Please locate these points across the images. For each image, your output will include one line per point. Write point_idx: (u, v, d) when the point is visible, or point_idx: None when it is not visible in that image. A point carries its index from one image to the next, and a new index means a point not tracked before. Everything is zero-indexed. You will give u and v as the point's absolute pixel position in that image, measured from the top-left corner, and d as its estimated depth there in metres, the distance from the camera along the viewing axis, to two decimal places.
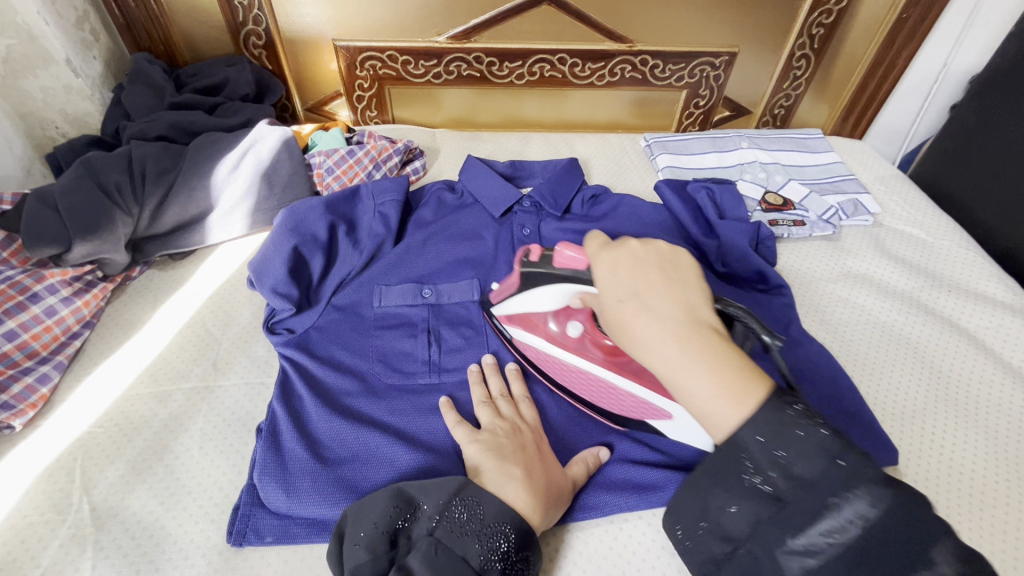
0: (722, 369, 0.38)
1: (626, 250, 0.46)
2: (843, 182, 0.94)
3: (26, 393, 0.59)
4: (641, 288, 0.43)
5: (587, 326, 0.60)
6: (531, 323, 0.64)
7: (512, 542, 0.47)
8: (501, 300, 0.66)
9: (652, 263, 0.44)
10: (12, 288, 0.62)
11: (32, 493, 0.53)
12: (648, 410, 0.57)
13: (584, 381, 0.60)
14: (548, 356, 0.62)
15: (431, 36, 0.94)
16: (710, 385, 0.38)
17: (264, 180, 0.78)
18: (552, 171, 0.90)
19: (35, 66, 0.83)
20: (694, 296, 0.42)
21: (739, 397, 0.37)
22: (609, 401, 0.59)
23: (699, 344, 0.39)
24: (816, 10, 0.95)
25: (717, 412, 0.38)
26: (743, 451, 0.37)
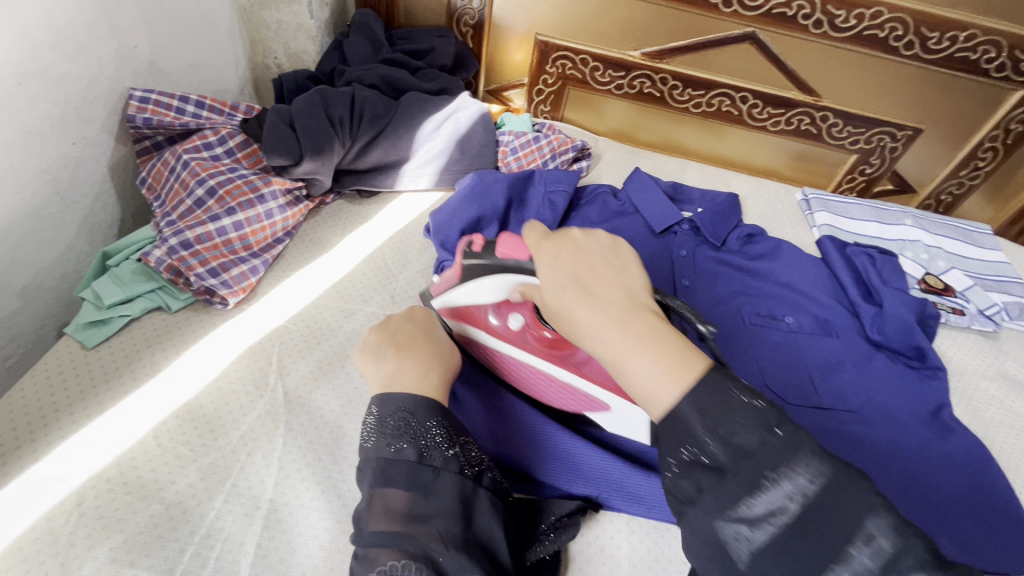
0: (662, 350, 0.40)
1: (567, 241, 0.47)
2: (1009, 284, 0.91)
3: (239, 279, 0.65)
4: (587, 270, 0.45)
5: (528, 321, 0.61)
6: (472, 316, 0.63)
7: (411, 416, 0.48)
8: (440, 292, 0.65)
9: (597, 253, 0.46)
10: (246, 186, 0.71)
11: (238, 366, 0.59)
12: (583, 400, 0.60)
13: (525, 373, 0.62)
14: (486, 346, 0.63)
15: (627, 49, 0.98)
16: (652, 363, 0.39)
17: (457, 146, 0.84)
18: (713, 201, 0.92)
19: (281, 2, 0.94)
20: (632, 280, 0.45)
21: (676, 373, 0.39)
22: (549, 392, 0.62)
23: (640, 327, 0.41)
24: (1022, 106, 0.93)
25: (661, 389, 0.39)
26: (684, 431, 0.38)
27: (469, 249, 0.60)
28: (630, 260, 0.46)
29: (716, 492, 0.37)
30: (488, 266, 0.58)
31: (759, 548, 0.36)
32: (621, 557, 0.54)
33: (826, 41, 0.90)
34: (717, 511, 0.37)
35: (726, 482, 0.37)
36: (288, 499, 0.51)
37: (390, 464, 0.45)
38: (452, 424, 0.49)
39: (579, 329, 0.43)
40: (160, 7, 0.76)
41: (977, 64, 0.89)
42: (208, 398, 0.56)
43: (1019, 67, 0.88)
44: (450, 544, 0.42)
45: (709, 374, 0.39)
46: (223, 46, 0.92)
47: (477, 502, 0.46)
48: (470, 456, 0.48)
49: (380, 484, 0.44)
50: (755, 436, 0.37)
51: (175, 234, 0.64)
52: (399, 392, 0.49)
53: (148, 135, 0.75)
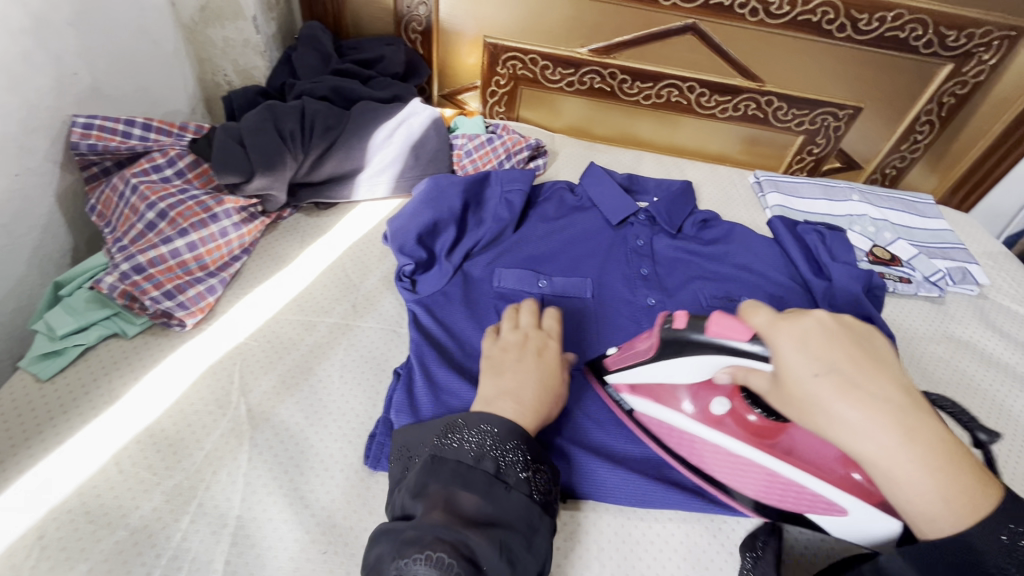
0: (951, 473, 0.39)
1: (812, 320, 0.44)
2: (952, 250, 0.95)
3: (196, 299, 0.65)
4: (843, 364, 0.41)
5: (732, 404, 0.57)
6: (663, 396, 0.60)
7: (499, 436, 0.50)
8: (620, 366, 0.61)
9: (845, 338, 0.42)
10: (197, 206, 0.70)
11: (198, 387, 0.59)
12: (806, 499, 0.55)
13: (723, 459, 0.58)
14: (676, 429, 0.60)
15: (574, 47, 1.00)
16: (935, 486, 0.38)
17: (412, 152, 0.85)
18: (667, 190, 0.94)
19: (225, 19, 0.93)
20: (903, 374, 0.42)
21: (969, 503, 0.38)
22: (744, 481, 0.57)
23: (924, 438, 0.39)
24: (952, 79, 0.97)
25: (932, 512, 0.39)
26: (946, 558, 0.37)
27: (669, 320, 0.57)
28: (891, 354, 0.42)
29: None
30: (696, 344, 0.54)
31: None
32: (588, 541, 0.56)
33: (763, 28, 0.93)
34: None
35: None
36: (255, 514, 0.51)
37: (468, 470, 0.48)
38: (531, 449, 0.51)
39: (836, 422, 0.40)
40: (99, 32, 0.76)
41: (907, 42, 0.92)
42: (170, 421, 0.56)
43: (946, 42, 0.92)
44: (502, 556, 0.45)
45: (1000, 506, 0.38)
46: (169, 68, 0.91)
47: (541, 528, 0.48)
48: (541, 483, 0.50)
49: (455, 484, 0.47)
50: None
51: (127, 258, 0.63)
52: (486, 412, 0.52)
53: (95, 160, 0.74)
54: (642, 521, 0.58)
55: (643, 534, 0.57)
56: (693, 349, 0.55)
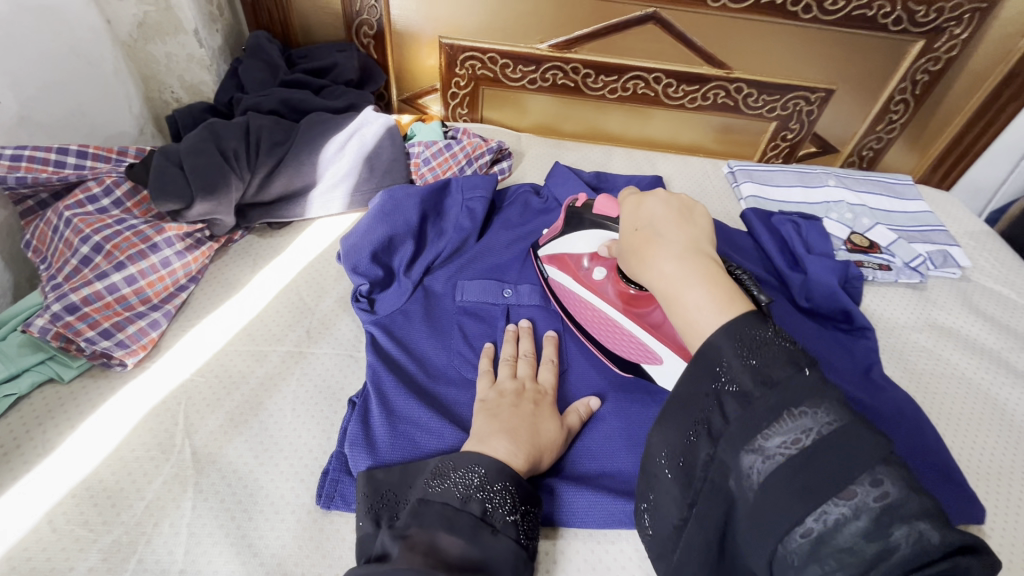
0: (717, 288, 0.42)
1: (656, 197, 0.48)
2: (933, 233, 0.93)
3: (138, 335, 0.62)
4: (657, 221, 0.46)
5: (610, 274, 0.67)
6: (565, 263, 0.71)
7: (485, 476, 0.49)
8: (544, 242, 0.75)
9: (675, 206, 0.47)
10: (135, 236, 0.67)
11: (140, 431, 0.56)
12: (640, 350, 0.63)
13: (596, 318, 0.67)
14: (568, 292, 0.70)
15: (534, 43, 0.97)
16: (709, 293, 0.41)
17: (365, 163, 0.81)
18: (636, 187, 0.91)
19: (165, 33, 0.89)
20: (704, 237, 0.46)
21: (730, 306, 0.41)
22: (612, 340, 0.65)
23: (699, 268, 0.42)
24: (924, 56, 0.93)
25: (703, 320, 0.41)
26: (717, 357, 0.39)
27: (572, 205, 0.74)
28: (704, 219, 0.46)
29: (750, 420, 0.37)
30: (588, 221, 0.70)
31: (766, 479, 0.35)
32: (559, 575, 0.53)
33: (726, 13, 0.89)
34: (740, 439, 0.37)
35: (754, 412, 0.37)
36: (199, 567, 0.48)
37: (455, 513, 0.47)
38: (519, 489, 0.50)
39: (641, 268, 0.45)
40: (24, 58, 0.72)
41: (875, 20, 0.89)
42: (109, 470, 0.53)
43: (916, 18, 0.89)
44: None
45: (748, 315, 0.39)
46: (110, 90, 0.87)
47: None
48: (529, 525, 0.49)
49: (440, 527, 0.45)
50: (783, 372, 0.37)
51: (59, 298, 0.60)
52: (471, 450, 0.51)
53: (29, 194, 0.70)
54: (614, 546, 0.55)
55: (614, 557, 0.54)
56: (583, 227, 0.71)
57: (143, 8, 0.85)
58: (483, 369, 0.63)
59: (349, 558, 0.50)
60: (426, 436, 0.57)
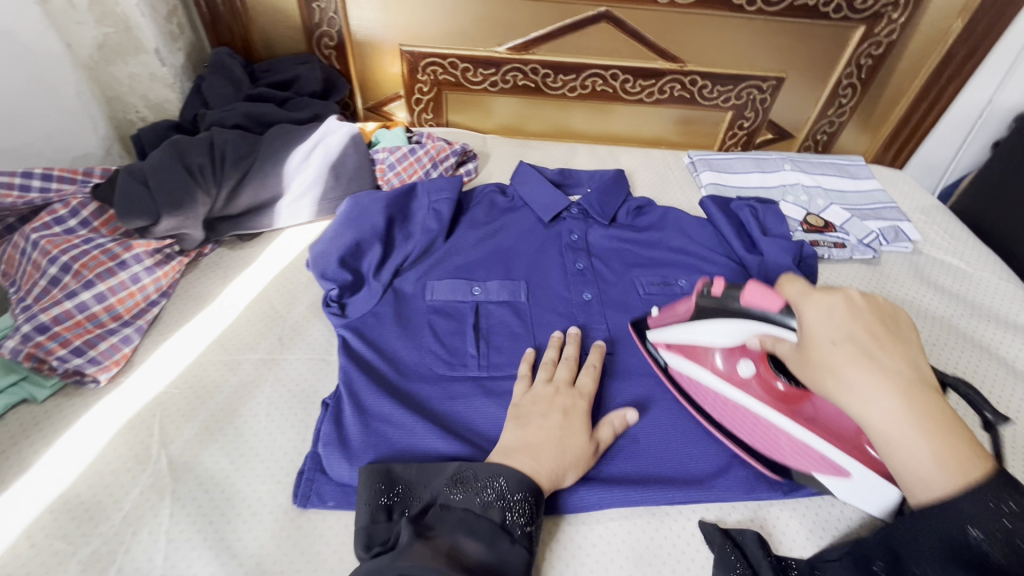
0: (947, 437, 0.40)
1: (841, 297, 0.47)
2: (884, 209, 0.97)
3: (110, 351, 0.63)
4: (859, 337, 0.44)
5: (757, 368, 0.60)
6: (695, 354, 0.63)
7: (509, 487, 0.51)
8: (659, 325, 0.67)
9: (873, 314, 0.45)
10: (103, 254, 0.68)
11: (115, 444, 0.57)
12: (817, 462, 0.56)
13: (743, 418, 0.60)
14: (703, 386, 0.63)
15: (492, 46, 0.99)
16: (928, 450, 0.40)
17: (331, 172, 0.83)
18: (599, 181, 0.94)
19: (126, 54, 0.90)
20: (915, 352, 0.45)
21: (962, 466, 0.39)
22: (771, 446, 0.59)
23: (921, 403, 0.41)
24: (866, 40, 0.97)
25: (928, 472, 0.40)
26: (956, 521, 0.39)
27: (706, 287, 0.62)
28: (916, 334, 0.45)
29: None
30: (728, 310, 0.59)
31: None
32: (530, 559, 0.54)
33: (675, 9, 0.93)
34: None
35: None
36: (179, 571, 0.49)
37: (475, 518, 0.49)
38: (538, 503, 0.52)
39: (845, 391, 0.43)
40: None
41: (816, 9, 0.93)
42: (86, 485, 0.54)
43: (855, 5, 0.92)
44: None
45: (997, 475, 0.39)
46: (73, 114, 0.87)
47: None
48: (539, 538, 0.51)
49: (461, 530, 0.48)
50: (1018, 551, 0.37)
51: (29, 319, 0.60)
52: (499, 463, 0.54)
53: None
54: (583, 526, 0.57)
55: (584, 537, 0.56)
56: (725, 314, 0.59)
57: (102, 30, 0.86)
58: (522, 372, 0.66)
59: (325, 552, 0.52)
60: (400, 432, 0.59)
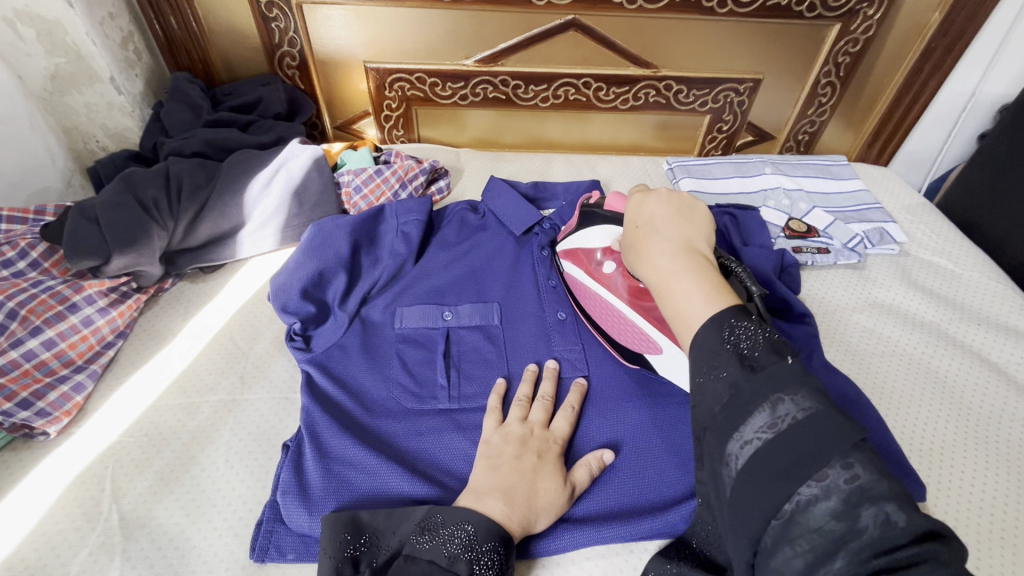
0: (706, 281, 0.45)
1: (658, 195, 0.54)
2: (869, 211, 0.94)
3: (61, 401, 0.60)
4: (657, 219, 0.52)
5: (620, 267, 0.68)
6: (579, 258, 0.72)
7: (477, 534, 0.48)
8: (563, 239, 0.76)
9: (678, 204, 0.53)
10: (52, 297, 0.65)
11: (64, 501, 0.54)
12: (643, 341, 0.64)
13: (606, 311, 0.68)
14: (585, 289, 0.71)
15: (459, 59, 0.96)
16: (694, 287, 0.45)
17: (294, 198, 0.80)
18: (574, 194, 0.91)
19: (81, 84, 0.87)
20: (700, 232, 0.51)
21: (719, 295, 0.44)
22: (619, 333, 0.66)
23: (698, 266, 0.47)
24: (842, 38, 0.95)
25: (691, 306, 0.44)
26: (708, 347, 0.41)
27: (589, 205, 0.77)
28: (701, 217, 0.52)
29: (740, 397, 0.38)
30: (603, 217, 0.71)
31: (742, 462, 0.37)
32: None
33: (644, 14, 0.90)
34: (727, 422, 0.38)
35: (744, 394, 0.38)
36: None
37: (439, 573, 0.46)
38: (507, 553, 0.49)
39: (642, 259, 0.50)
40: None
41: (790, 8, 0.90)
42: (31, 547, 0.51)
43: (829, 3, 0.90)
44: None
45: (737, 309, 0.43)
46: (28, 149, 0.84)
47: None
48: None
49: None
50: (770, 358, 0.39)
51: None
52: (463, 507, 0.51)
53: None
54: (559, 568, 0.55)
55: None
56: (602, 221, 0.72)
57: (53, 61, 0.83)
58: (491, 407, 0.62)
59: None
60: (364, 476, 0.57)
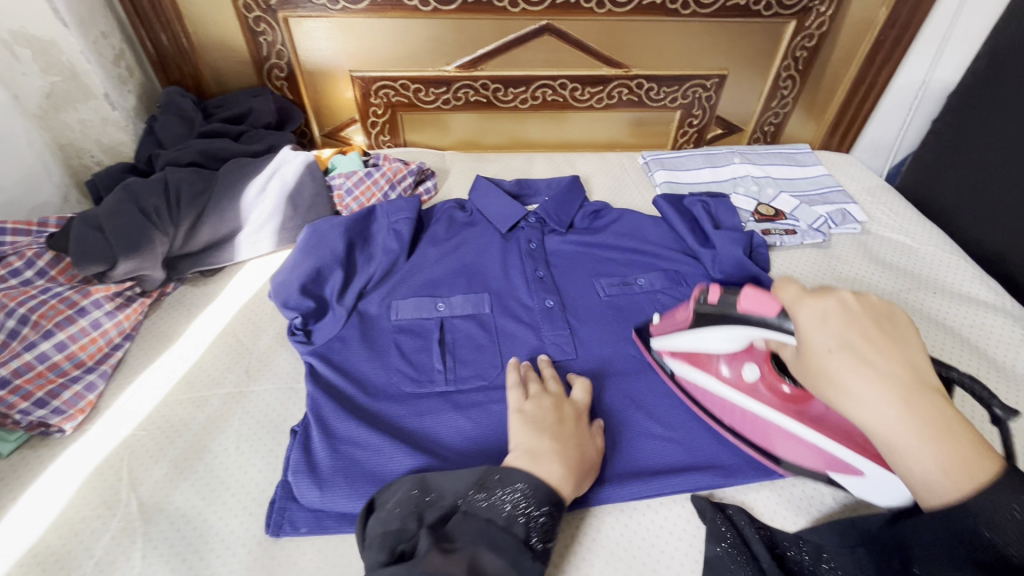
0: (952, 442, 0.38)
1: (836, 299, 0.45)
2: (831, 193, 1.00)
3: (75, 400, 0.63)
4: (854, 339, 0.42)
5: (763, 373, 0.62)
6: (699, 360, 0.66)
7: (532, 501, 0.52)
8: (662, 334, 0.69)
9: (867, 316, 0.43)
10: (61, 303, 0.68)
11: (84, 492, 0.57)
12: (831, 461, 0.57)
13: (755, 424, 0.62)
14: (711, 394, 0.65)
15: (440, 65, 1.01)
16: (935, 457, 0.38)
17: (288, 201, 0.84)
18: (556, 188, 0.96)
19: (75, 101, 0.89)
20: (914, 356, 0.42)
21: (970, 471, 0.38)
22: (784, 448, 0.60)
23: (923, 412, 0.39)
24: (799, 34, 1.02)
25: (932, 477, 0.38)
26: (974, 528, 0.36)
27: (702, 297, 0.62)
28: (911, 335, 0.43)
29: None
30: (731, 318, 0.59)
31: None
32: None
33: (613, 17, 0.96)
34: None
35: None
36: None
37: (498, 532, 0.49)
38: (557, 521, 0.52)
39: (850, 398, 0.41)
40: None
41: (748, 7, 0.97)
42: (55, 535, 0.54)
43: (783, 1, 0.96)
44: None
45: (1005, 478, 0.37)
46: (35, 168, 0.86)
47: None
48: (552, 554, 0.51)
49: (482, 544, 0.48)
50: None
51: None
52: (519, 470, 0.54)
53: None
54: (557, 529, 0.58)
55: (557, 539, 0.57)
56: (724, 324, 0.60)
57: (48, 79, 0.85)
58: (512, 383, 0.65)
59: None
60: (368, 453, 0.60)
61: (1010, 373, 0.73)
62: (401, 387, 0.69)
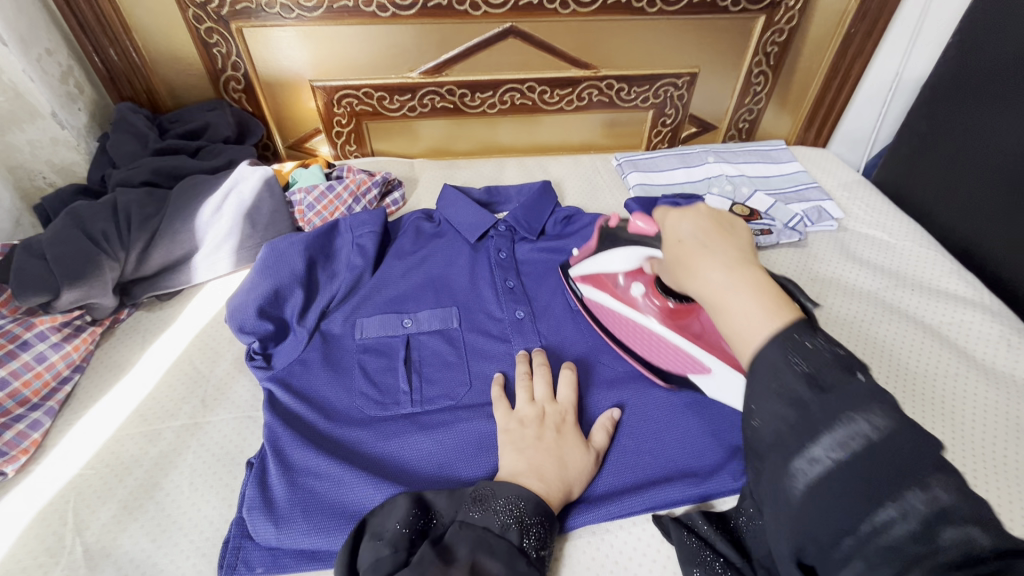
0: (766, 298, 0.40)
1: (693, 205, 0.48)
2: (807, 190, 0.99)
3: (17, 440, 0.60)
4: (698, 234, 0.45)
5: (648, 289, 0.66)
6: (602, 282, 0.71)
7: (527, 507, 0.51)
8: (577, 263, 0.75)
9: (709, 212, 0.46)
10: (3, 337, 0.64)
11: (26, 539, 0.54)
12: (691, 364, 0.62)
13: (640, 335, 0.67)
14: (609, 311, 0.70)
15: (404, 72, 0.98)
16: (757, 304, 0.39)
17: (246, 219, 0.81)
18: (526, 195, 0.94)
19: (21, 121, 0.83)
20: (744, 242, 0.45)
21: (780, 314, 0.39)
22: (660, 357, 0.65)
23: (750, 280, 0.41)
24: (768, 29, 1.00)
25: (751, 329, 0.38)
26: (773, 365, 0.37)
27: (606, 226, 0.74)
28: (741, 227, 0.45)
29: (802, 432, 0.35)
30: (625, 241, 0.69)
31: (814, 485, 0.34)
32: None
33: (579, 18, 0.94)
34: (792, 447, 0.35)
35: (813, 418, 0.35)
36: None
37: (494, 539, 0.48)
38: (550, 524, 0.51)
39: (691, 276, 0.43)
40: None
41: (716, 4, 0.95)
42: None
43: None
44: None
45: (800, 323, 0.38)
46: None
47: None
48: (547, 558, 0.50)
49: (479, 553, 0.47)
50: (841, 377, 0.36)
51: None
52: (510, 481, 0.53)
53: None
54: None
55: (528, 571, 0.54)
56: (625, 245, 0.69)
57: None
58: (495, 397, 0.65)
59: None
60: (328, 484, 0.58)
61: (990, 371, 0.71)
62: (364, 411, 0.66)
